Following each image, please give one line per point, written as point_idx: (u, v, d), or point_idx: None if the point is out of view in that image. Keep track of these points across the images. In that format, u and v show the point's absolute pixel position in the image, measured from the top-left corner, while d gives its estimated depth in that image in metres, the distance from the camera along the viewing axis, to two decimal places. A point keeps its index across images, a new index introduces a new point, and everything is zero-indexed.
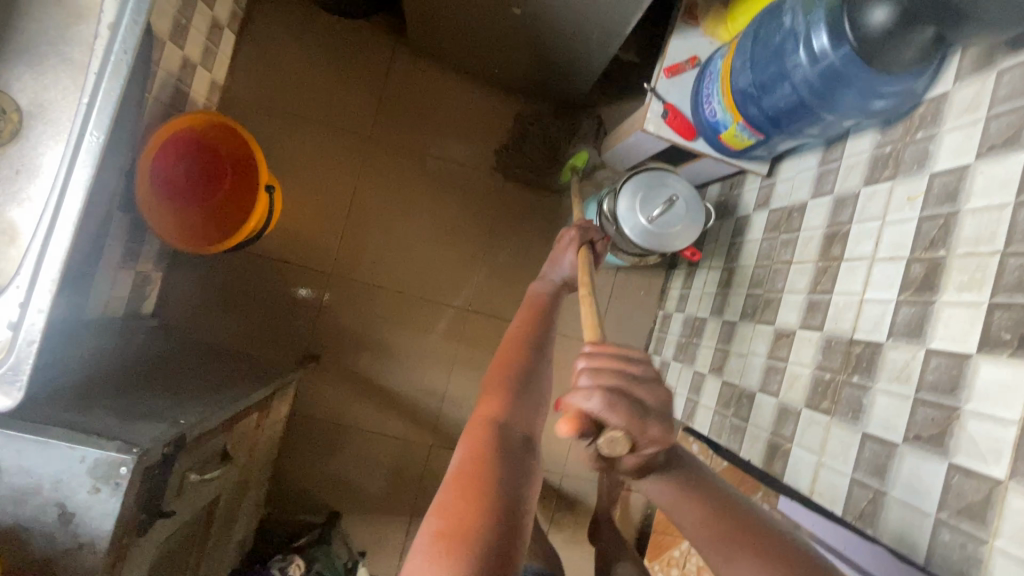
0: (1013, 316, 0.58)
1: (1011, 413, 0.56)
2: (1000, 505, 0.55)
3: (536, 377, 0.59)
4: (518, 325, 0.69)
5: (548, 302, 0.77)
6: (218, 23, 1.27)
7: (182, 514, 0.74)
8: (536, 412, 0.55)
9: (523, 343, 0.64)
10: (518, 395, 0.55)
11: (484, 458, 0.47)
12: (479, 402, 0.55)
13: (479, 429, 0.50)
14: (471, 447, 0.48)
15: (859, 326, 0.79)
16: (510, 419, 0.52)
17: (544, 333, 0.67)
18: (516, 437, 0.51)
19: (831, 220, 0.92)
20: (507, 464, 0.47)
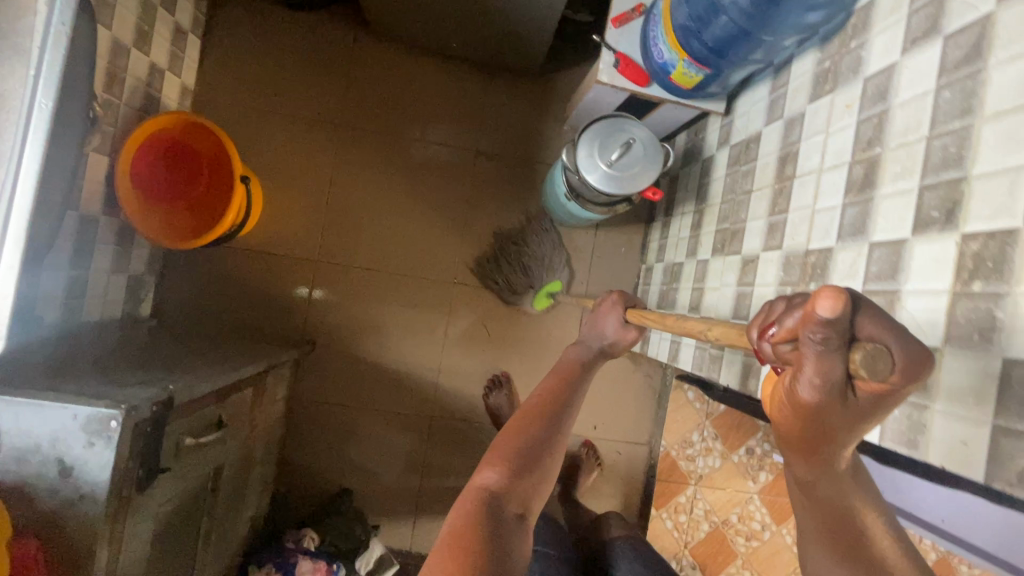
0: (940, 194, 0.60)
1: (942, 283, 0.58)
2: (937, 369, 0.57)
3: (540, 455, 0.73)
4: (542, 394, 0.80)
5: (578, 371, 0.86)
6: (181, 28, 1.31)
7: (183, 477, 0.79)
8: (529, 487, 0.70)
9: (539, 419, 0.76)
10: (518, 472, 0.70)
11: (473, 527, 0.63)
12: (482, 471, 0.71)
13: (476, 498, 0.67)
14: (466, 516, 0.64)
15: (813, 237, 0.81)
16: (503, 496, 0.67)
17: (563, 406, 0.79)
18: (503, 513, 0.66)
19: (783, 143, 0.94)
20: (489, 528, 0.63)
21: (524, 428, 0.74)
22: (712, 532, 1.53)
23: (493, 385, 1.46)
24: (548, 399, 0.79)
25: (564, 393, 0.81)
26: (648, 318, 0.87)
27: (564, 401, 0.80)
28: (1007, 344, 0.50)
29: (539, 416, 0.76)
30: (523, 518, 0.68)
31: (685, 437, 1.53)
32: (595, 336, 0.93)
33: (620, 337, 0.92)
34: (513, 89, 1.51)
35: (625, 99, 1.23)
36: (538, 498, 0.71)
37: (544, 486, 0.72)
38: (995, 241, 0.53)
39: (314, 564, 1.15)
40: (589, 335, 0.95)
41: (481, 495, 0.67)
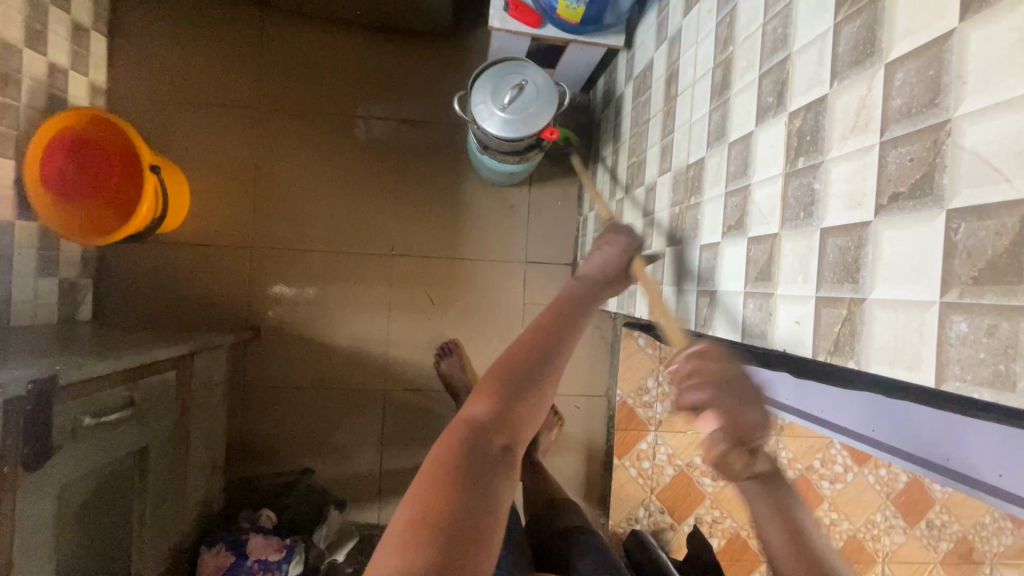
0: (773, 79, 0.58)
1: (777, 167, 0.56)
2: (777, 254, 0.55)
3: (536, 388, 0.64)
4: (542, 326, 0.70)
5: (582, 303, 0.74)
6: (80, 26, 1.30)
7: (89, 457, 0.80)
8: (518, 423, 0.61)
9: (536, 352, 0.66)
10: (509, 404, 0.62)
11: (455, 462, 0.56)
12: (471, 402, 0.63)
13: (461, 433, 0.59)
14: (448, 454, 0.57)
15: (692, 150, 0.79)
16: (491, 431, 0.59)
17: (561, 338, 0.68)
18: (491, 449, 0.58)
19: (668, 64, 0.92)
20: (472, 470, 0.55)
21: (520, 362, 0.65)
22: (677, 477, 1.53)
23: (443, 353, 1.45)
24: (548, 331, 0.69)
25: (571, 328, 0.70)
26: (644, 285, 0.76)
27: (562, 334, 0.69)
28: (823, 214, 0.48)
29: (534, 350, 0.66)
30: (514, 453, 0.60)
31: (640, 384, 1.53)
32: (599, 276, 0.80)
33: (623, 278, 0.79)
34: (430, 53, 1.49)
35: (529, 46, 1.21)
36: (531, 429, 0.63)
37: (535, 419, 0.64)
38: (811, 113, 0.51)
39: (266, 540, 1.17)
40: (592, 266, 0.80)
41: (467, 427, 0.60)
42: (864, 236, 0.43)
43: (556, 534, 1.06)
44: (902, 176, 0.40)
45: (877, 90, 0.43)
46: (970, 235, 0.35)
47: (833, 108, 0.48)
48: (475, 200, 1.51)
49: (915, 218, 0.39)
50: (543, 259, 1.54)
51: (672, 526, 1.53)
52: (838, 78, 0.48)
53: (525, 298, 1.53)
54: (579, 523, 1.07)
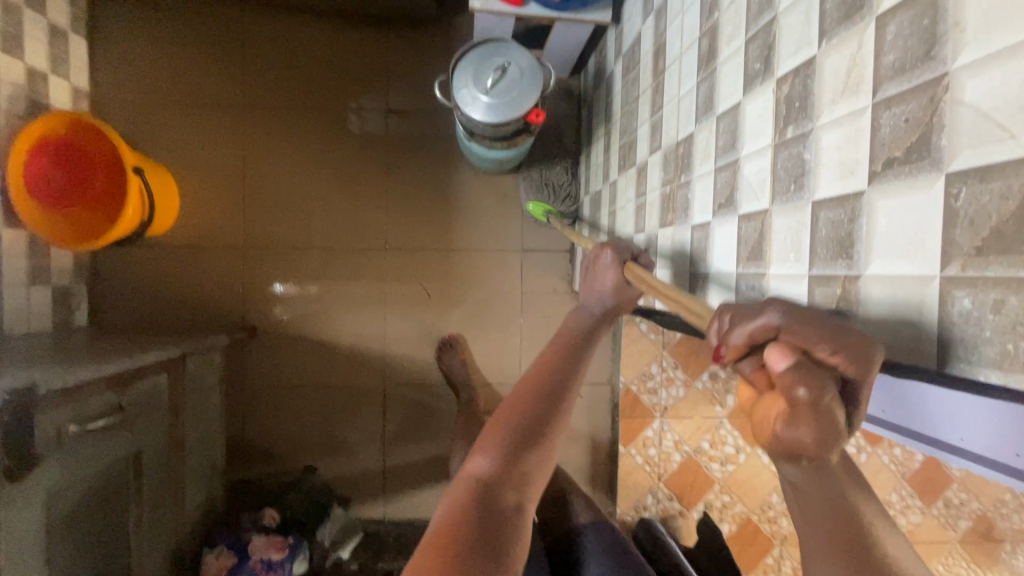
0: (759, 43, 0.54)
1: (766, 139, 0.52)
2: (768, 231, 0.52)
3: (540, 433, 0.61)
4: (539, 367, 0.69)
5: (583, 334, 0.74)
6: (58, 28, 1.29)
7: (77, 464, 0.79)
8: (527, 476, 0.58)
9: (535, 394, 0.64)
10: (513, 454, 0.59)
11: (466, 516, 0.53)
12: (474, 456, 0.60)
13: (464, 490, 0.56)
14: (453, 511, 0.53)
15: (680, 126, 0.75)
16: (498, 482, 0.56)
17: (565, 375, 0.67)
18: (501, 504, 0.55)
19: (655, 36, 0.87)
20: (480, 528, 0.51)
21: (521, 404, 0.63)
22: (685, 462, 1.49)
23: (445, 348, 1.46)
24: (547, 370, 0.68)
25: (570, 365, 0.69)
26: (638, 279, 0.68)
27: (565, 371, 0.68)
28: (815, 185, 0.45)
29: (535, 392, 0.65)
30: (523, 511, 0.56)
31: (643, 370, 1.50)
32: (595, 299, 0.78)
33: (621, 294, 0.77)
34: (415, 39, 1.45)
35: (514, 26, 1.17)
36: (540, 484, 0.60)
37: (545, 469, 0.61)
38: (799, 77, 0.47)
39: (267, 540, 1.17)
40: (585, 300, 0.80)
41: (472, 484, 0.56)
42: (856, 207, 0.40)
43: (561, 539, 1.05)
44: (896, 139, 0.37)
45: (868, 47, 0.39)
46: (972, 200, 0.31)
47: (821, 70, 0.44)
48: (468, 191, 1.48)
49: (908, 185, 0.35)
50: (540, 247, 1.50)
51: (681, 513, 1.50)
52: (825, 37, 0.44)
53: (523, 288, 1.50)
54: (586, 518, 1.06)
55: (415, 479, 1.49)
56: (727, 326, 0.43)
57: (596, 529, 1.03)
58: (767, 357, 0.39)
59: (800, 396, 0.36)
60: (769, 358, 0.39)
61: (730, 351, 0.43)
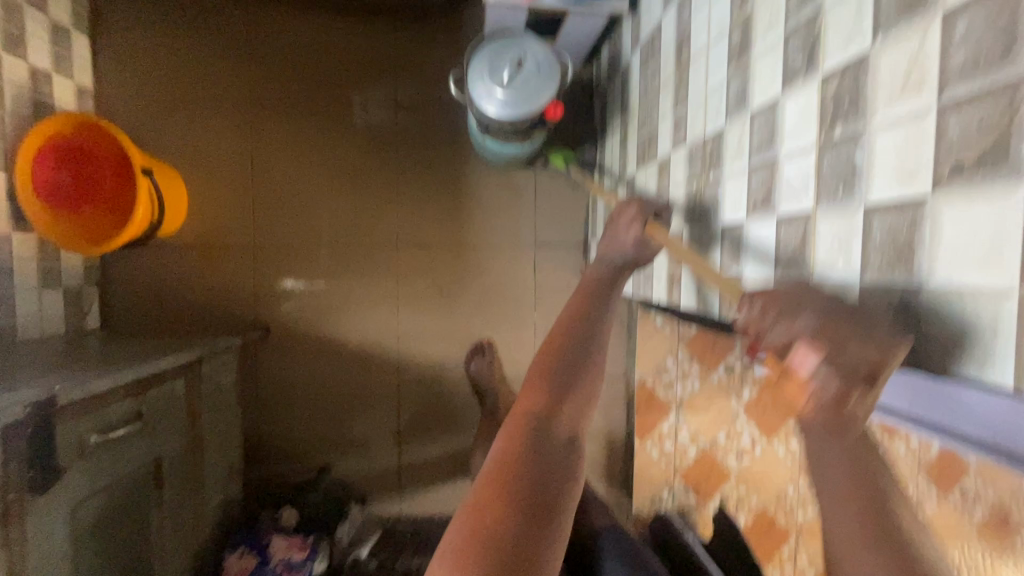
0: (800, 37, 0.52)
1: (810, 137, 0.50)
2: (812, 234, 0.50)
3: (583, 375, 0.65)
4: (578, 316, 0.71)
5: (609, 283, 0.76)
6: (60, 25, 1.26)
7: (98, 474, 0.78)
8: (575, 409, 0.62)
9: (575, 341, 0.68)
10: (560, 393, 0.62)
11: (522, 443, 0.56)
12: (524, 396, 0.63)
13: (518, 424, 0.59)
14: (510, 439, 0.57)
15: (708, 121, 0.73)
16: (549, 415, 0.60)
17: (597, 322, 0.70)
18: (555, 432, 0.58)
19: (677, 26, 0.84)
20: (537, 453, 0.55)
21: (564, 350, 0.66)
22: (701, 456, 1.49)
23: (475, 353, 1.42)
24: (586, 319, 0.71)
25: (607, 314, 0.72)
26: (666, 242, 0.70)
27: (596, 317, 0.71)
28: (868, 188, 0.43)
29: (571, 338, 0.68)
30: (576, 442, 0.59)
31: (659, 364, 1.49)
32: (615, 248, 0.79)
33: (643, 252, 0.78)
34: (423, 30, 1.42)
35: (527, 16, 1.14)
36: (587, 418, 0.63)
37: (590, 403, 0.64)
38: (850, 74, 0.45)
39: (287, 541, 1.17)
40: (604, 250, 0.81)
41: (524, 419, 0.59)
42: (918, 214, 0.38)
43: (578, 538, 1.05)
44: (966, 144, 0.35)
45: (932, 44, 0.37)
46: None
47: (876, 67, 0.42)
48: (480, 186, 1.46)
49: (983, 193, 0.34)
50: (553, 241, 1.48)
51: (697, 506, 1.50)
52: (881, 32, 0.42)
53: (536, 282, 1.49)
54: (603, 522, 1.06)
55: (431, 476, 1.49)
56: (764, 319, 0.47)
57: (616, 533, 1.02)
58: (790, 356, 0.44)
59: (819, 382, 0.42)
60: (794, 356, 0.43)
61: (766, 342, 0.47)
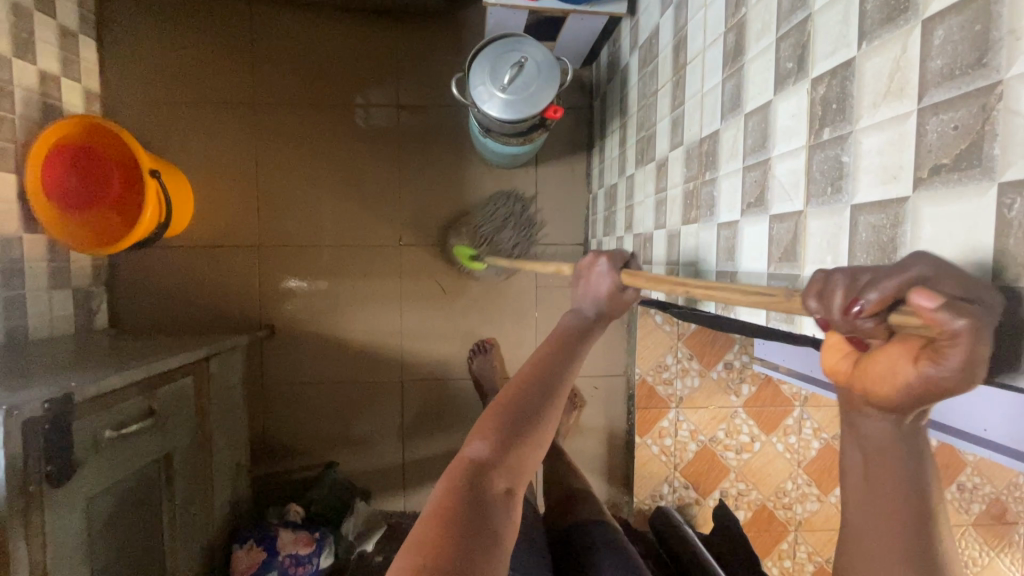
0: (792, 42, 0.54)
1: (801, 139, 0.52)
2: (803, 232, 0.52)
3: (535, 423, 0.60)
4: (536, 359, 0.67)
5: (578, 333, 0.71)
6: (68, 30, 1.28)
7: (112, 469, 0.80)
8: (518, 468, 0.57)
9: (530, 387, 0.63)
10: (506, 443, 0.58)
11: (454, 505, 0.52)
12: (466, 445, 0.59)
13: (454, 480, 0.55)
14: (444, 499, 0.53)
15: (704, 123, 0.75)
16: (489, 473, 0.55)
17: (560, 370, 0.65)
18: (492, 494, 0.54)
19: (675, 29, 0.86)
20: (469, 518, 0.51)
21: (516, 396, 0.62)
22: (700, 451, 1.51)
23: (477, 351, 1.46)
24: (544, 364, 0.66)
25: (567, 357, 0.67)
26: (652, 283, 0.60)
27: (560, 366, 0.66)
28: (854, 189, 0.45)
29: (526, 387, 0.63)
30: (514, 498, 0.56)
31: (658, 361, 1.51)
32: (589, 299, 0.75)
33: (615, 301, 0.75)
34: (425, 32, 1.44)
35: (527, 19, 1.16)
36: (533, 471, 0.59)
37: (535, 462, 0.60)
38: (837, 78, 0.47)
39: (295, 535, 1.19)
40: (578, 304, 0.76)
41: (461, 474, 0.55)
42: (900, 213, 0.40)
43: (569, 530, 1.06)
44: (944, 146, 0.37)
45: (912, 51, 0.39)
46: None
47: (861, 72, 0.44)
48: (480, 186, 1.48)
49: (958, 193, 0.36)
50: (554, 241, 1.51)
51: (697, 501, 1.53)
52: (866, 38, 0.43)
53: (537, 281, 1.51)
54: (595, 516, 1.08)
55: (434, 472, 1.52)
56: (850, 289, 0.34)
57: (603, 526, 1.04)
58: (912, 298, 0.31)
59: (961, 326, 0.30)
60: (916, 300, 0.31)
61: (869, 306, 0.33)
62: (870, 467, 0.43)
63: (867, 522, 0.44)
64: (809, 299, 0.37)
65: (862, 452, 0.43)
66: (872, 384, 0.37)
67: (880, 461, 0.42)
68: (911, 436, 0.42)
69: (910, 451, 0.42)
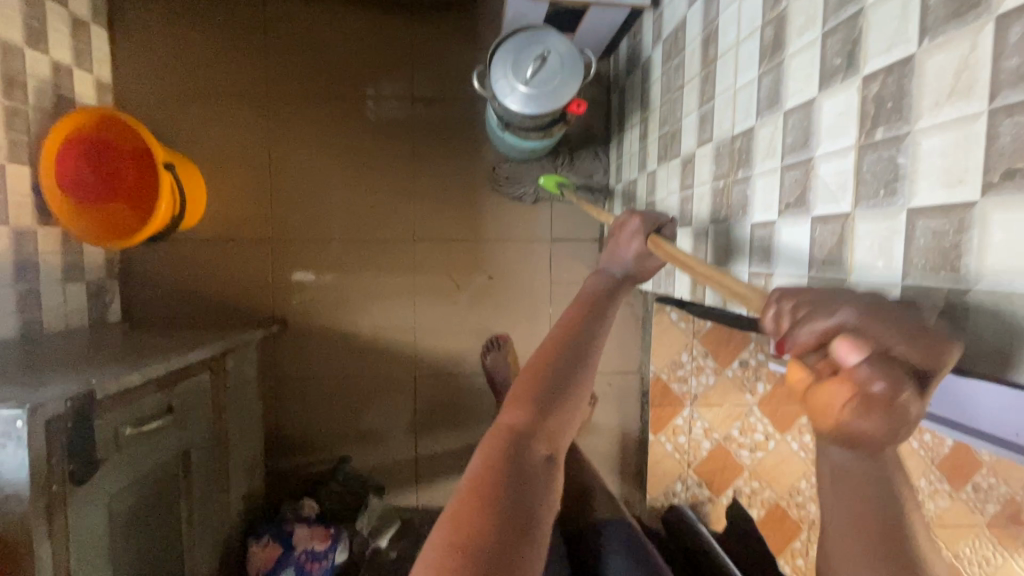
0: (841, 37, 0.52)
1: (849, 139, 0.50)
2: (850, 236, 0.50)
3: (568, 390, 0.61)
4: (569, 326, 0.67)
5: (605, 299, 0.72)
6: (80, 20, 1.26)
7: (132, 466, 0.80)
8: (554, 431, 0.58)
9: (566, 354, 0.63)
10: (545, 406, 0.59)
11: (496, 466, 0.53)
12: (504, 410, 0.60)
13: (497, 444, 0.56)
14: (485, 461, 0.54)
15: (737, 119, 0.73)
16: (527, 437, 0.56)
17: (590, 336, 0.66)
18: (534, 457, 0.55)
19: (704, 22, 0.84)
20: (511, 477, 0.52)
21: (551, 364, 0.62)
22: (714, 450, 1.50)
23: (490, 347, 1.45)
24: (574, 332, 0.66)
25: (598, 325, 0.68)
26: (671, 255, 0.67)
27: (589, 332, 0.67)
28: (911, 192, 0.43)
29: (557, 354, 0.63)
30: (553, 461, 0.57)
31: (673, 359, 1.49)
32: (617, 263, 0.77)
33: (643, 265, 0.76)
34: (441, 22, 1.42)
35: (547, 11, 1.14)
36: (568, 435, 0.60)
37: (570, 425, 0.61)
38: (893, 76, 0.45)
39: (310, 530, 1.19)
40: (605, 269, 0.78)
41: (504, 439, 0.56)
42: (966, 218, 0.39)
43: (585, 530, 1.05)
44: (1018, 150, 0.35)
45: (983, 48, 0.37)
46: None
47: (922, 71, 0.42)
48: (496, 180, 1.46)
49: None
50: (569, 236, 1.49)
51: (710, 499, 1.52)
52: (928, 35, 0.42)
53: (552, 277, 1.50)
54: (608, 513, 1.07)
55: (447, 468, 1.51)
56: (793, 316, 0.42)
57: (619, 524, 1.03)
58: (835, 347, 0.38)
59: (876, 390, 0.35)
60: (838, 349, 0.38)
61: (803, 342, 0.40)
62: (835, 493, 0.45)
63: (840, 537, 0.45)
64: (766, 315, 0.44)
65: (829, 474, 0.45)
66: (806, 411, 0.38)
67: (846, 485, 0.44)
68: (877, 466, 0.44)
69: (878, 478, 0.44)
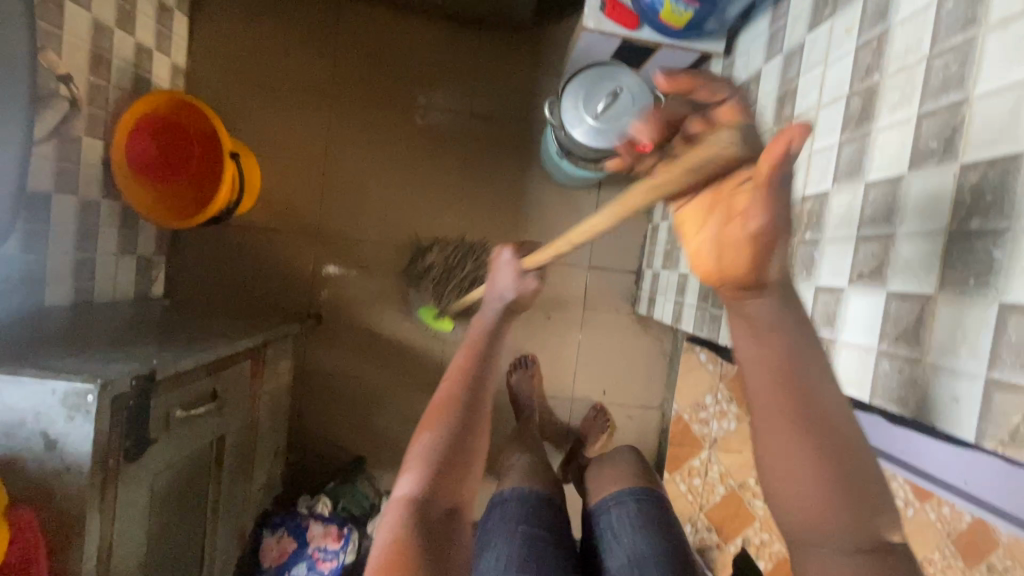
0: (939, 121, 0.53)
1: (939, 222, 0.51)
2: (930, 319, 0.51)
3: (462, 441, 0.58)
4: (450, 382, 0.62)
5: (490, 330, 0.69)
6: (165, 6, 1.31)
7: (176, 449, 0.81)
8: (460, 488, 0.56)
9: (452, 413, 0.59)
10: (445, 466, 0.57)
11: (408, 547, 0.51)
12: (400, 480, 0.57)
13: (400, 516, 0.54)
14: (395, 540, 0.52)
15: (810, 181, 0.74)
16: (430, 504, 0.54)
17: (480, 371, 0.63)
18: (440, 522, 0.54)
19: (782, 79, 0.85)
20: (426, 556, 0.51)
21: (439, 415, 0.59)
22: (728, 496, 1.49)
23: (518, 365, 1.46)
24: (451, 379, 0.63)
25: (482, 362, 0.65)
26: (545, 253, 0.75)
27: (479, 366, 0.64)
28: (1006, 284, 0.44)
29: (446, 404, 0.60)
30: (460, 522, 0.55)
31: (697, 400, 1.49)
32: (495, 294, 0.76)
33: (522, 289, 0.76)
34: (506, 43, 1.45)
35: (617, 47, 1.16)
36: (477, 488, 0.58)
37: (475, 475, 0.58)
38: (996, 169, 0.46)
39: (324, 529, 1.19)
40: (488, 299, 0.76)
41: (404, 510, 0.54)
42: None
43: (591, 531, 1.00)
44: None
45: None
46: None
47: None
48: (542, 203, 1.48)
49: None
50: (609, 265, 1.50)
51: (718, 545, 1.50)
52: None
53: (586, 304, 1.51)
54: None
55: None
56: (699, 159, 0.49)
57: (656, 508, 0.98)
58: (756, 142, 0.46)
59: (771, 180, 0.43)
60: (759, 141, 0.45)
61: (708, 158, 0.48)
62: (756, 354, 0.46)
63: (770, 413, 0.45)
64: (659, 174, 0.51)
65: (755, 340, 0.46)
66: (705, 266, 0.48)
67: (767, 350, 0.46)
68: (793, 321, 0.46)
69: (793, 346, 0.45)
